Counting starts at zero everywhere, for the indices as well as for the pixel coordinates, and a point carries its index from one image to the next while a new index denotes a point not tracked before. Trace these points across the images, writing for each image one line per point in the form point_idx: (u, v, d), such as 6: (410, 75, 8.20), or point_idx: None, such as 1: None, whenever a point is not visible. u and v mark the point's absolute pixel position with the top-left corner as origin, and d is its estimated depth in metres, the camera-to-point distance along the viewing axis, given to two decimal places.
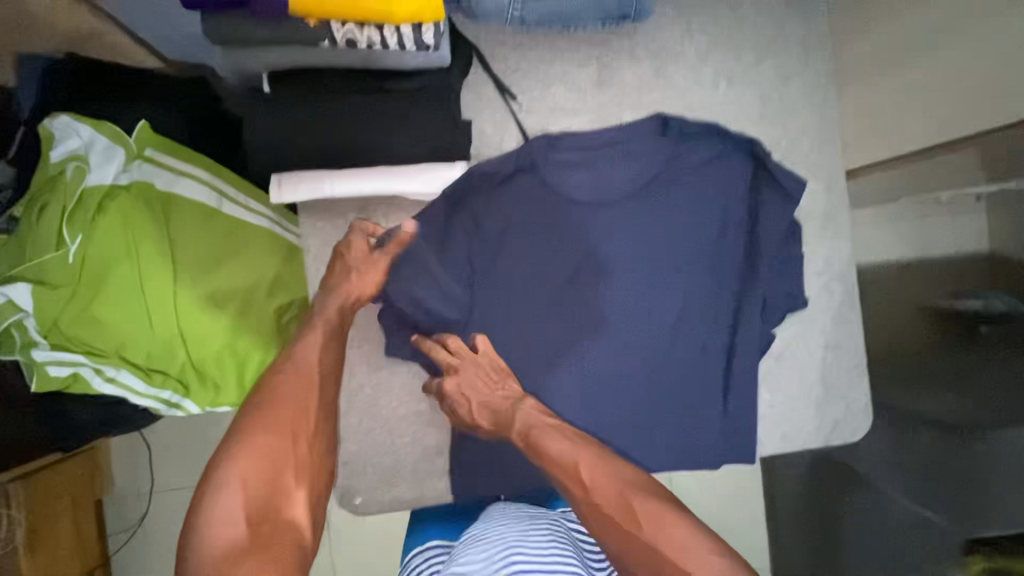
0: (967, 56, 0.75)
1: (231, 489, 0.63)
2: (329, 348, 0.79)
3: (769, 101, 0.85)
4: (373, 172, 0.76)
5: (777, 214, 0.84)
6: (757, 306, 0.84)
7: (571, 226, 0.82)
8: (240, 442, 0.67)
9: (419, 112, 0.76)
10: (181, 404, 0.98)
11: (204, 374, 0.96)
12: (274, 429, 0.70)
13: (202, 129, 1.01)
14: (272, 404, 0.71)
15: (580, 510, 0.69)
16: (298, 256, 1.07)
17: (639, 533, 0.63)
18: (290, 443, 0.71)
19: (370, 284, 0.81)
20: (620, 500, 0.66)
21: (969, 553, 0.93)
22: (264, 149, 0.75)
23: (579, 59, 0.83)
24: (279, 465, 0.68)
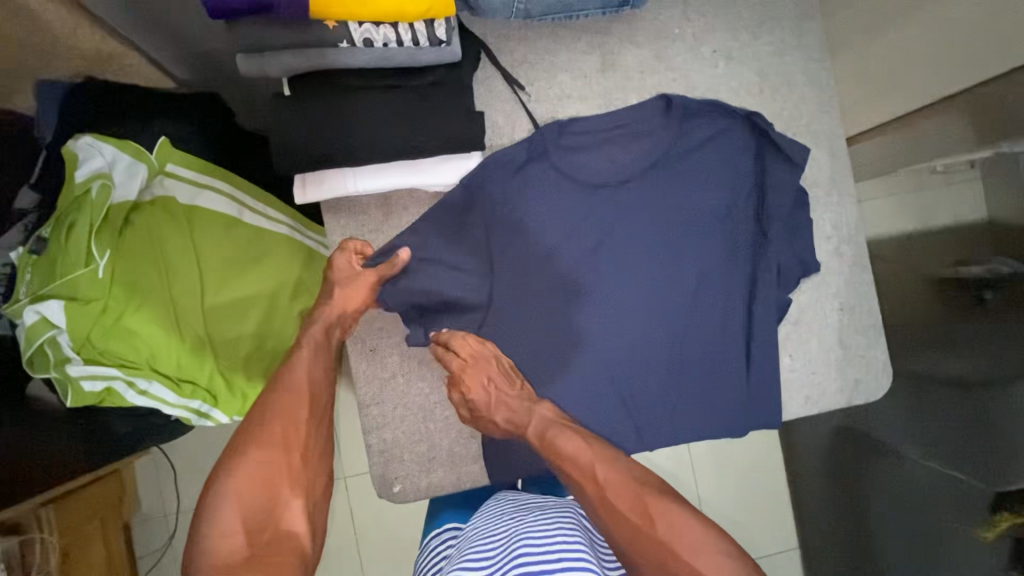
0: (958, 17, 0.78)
1: (229, 504, 0.68)
2: (315, 365, 0.82)
3: (767, 75, 0.88)
4: (391, 168, 0.81)
5: (785, 183, 0.86)
6: (772, 272, 0.86)
7: (588, 207, 0.86)
8: (235, 459, 0.72)
9: (434, 107, 0.79)
10: (210, 414, 0.98)
11: (234, 381, 0.97)
12: (265, 446, 0.73)
13: (219, 142, 1.04)
14: (264, 423, 0.75)
15: (591, 509, 0.72)
16: (321, 259, 1.07)
17: (654, 534, 0.65)
18: (284, 455, 0.74)
19: (358, 299, 0.82)
20: (633, 499, 0.69)
21: (997, 511, 0.94)
22: (288, 151, 0.78)
23: (583, 47, 0.87)
24: (274, 480, 0.71)
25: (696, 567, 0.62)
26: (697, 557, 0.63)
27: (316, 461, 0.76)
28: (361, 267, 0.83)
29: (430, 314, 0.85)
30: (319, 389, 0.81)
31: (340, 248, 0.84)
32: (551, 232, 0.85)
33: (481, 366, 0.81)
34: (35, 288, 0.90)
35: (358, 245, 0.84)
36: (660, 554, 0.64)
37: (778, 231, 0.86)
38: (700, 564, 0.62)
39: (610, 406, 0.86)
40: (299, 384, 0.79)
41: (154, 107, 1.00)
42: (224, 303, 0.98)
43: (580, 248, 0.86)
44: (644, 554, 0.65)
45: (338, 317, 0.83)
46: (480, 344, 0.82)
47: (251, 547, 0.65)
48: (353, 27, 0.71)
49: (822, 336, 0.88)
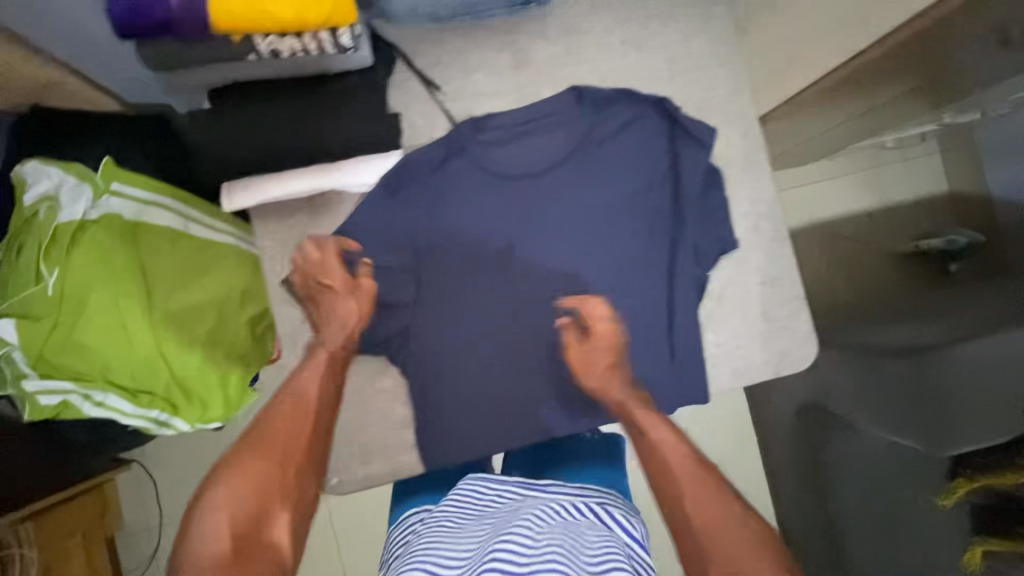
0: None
1: (218, 506, 0.64)
2: (328, 379, 0.81)
3: (677, 61, 0.91)
4: (315, 170, 0.83)
5: (696, 162, 0.89)
6: (689, 252, 0.88)
7: (509, 200, 0.89)
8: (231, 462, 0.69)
9: (350, 108, 0.84)
10: (170, 422, 1.05)
11: (189, 389, 1.03)
12: (265, 456, 0.70)
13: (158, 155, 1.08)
14: (266, 432, 0.73)
15: (663, 493, 0.67)
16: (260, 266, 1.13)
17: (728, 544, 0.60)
18: (279, 470, 0.70)
19: (361, 304, 0.84)
20: (709, 496, 0.64)
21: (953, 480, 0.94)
22: (215, 160, 0.83)
23: (495, 46, 0.90)
24: (264, 493, 0.67)
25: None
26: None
27: (309, 479, 0.72)
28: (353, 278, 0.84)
29: (357, 309, 0.86)
30: (323, 406, 0.79)
31: (338, 246, 0.85)
32: (475, 224, 0.88)
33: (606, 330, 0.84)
34: None
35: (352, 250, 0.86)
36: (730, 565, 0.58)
37: (694, 212, 0.88)
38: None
39: (540, 388, 0.89)
40: (307, 397, 0.78)
41: (99, 130, 1.04)
42: (176, 316, 1.01)
43: (504, 238, 0.89)
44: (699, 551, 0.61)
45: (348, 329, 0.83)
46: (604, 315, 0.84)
47: (235, 558, 0.60)
48: (257, 39, 0.73)
49: (746, 310, 0.91)
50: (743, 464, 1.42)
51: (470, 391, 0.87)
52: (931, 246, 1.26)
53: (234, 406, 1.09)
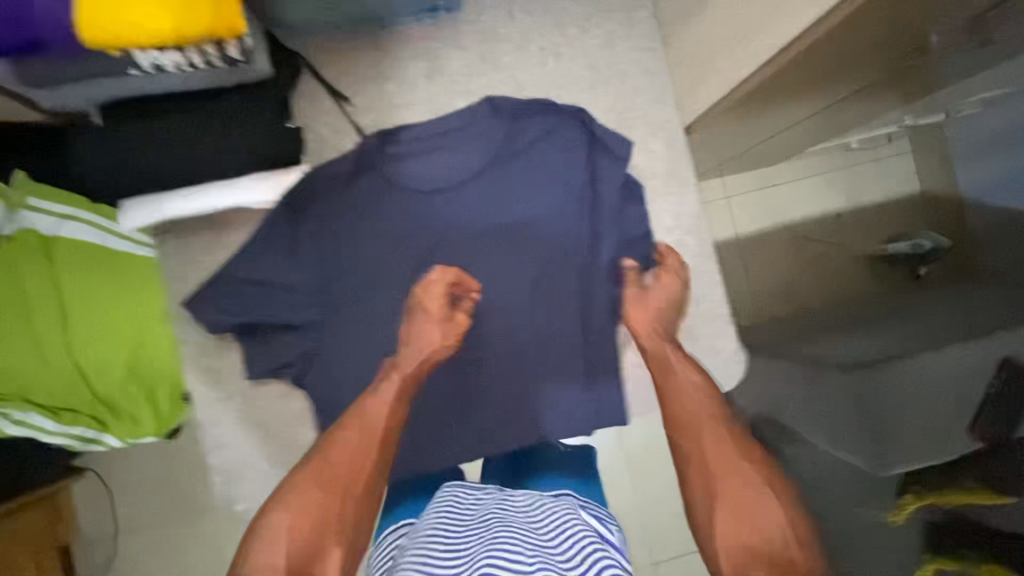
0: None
1: (278, 541, 0.64)
2: (400, 404, 0.79)
3: (597, 69, 0.88)
4: (211, 187, 0.81)
5: (613, 176, 0.87)
6: (606, 269, 0.88)
7: (419, 215, 0.86)
8: (288, 489, 0.71)
9: (247, 123, 0.80)
10: (100, 440, 0.89)
11: (118, 407, 0.88)
12: (328, 486, 0.70)
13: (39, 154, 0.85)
14: (339, 454, 0.73)
15: (685, 439, 0.78)
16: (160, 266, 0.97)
17: (732, 502, 0.69)
18: (338, 500, 0.69)
19: (440, 338, 0.83)
20: (724, 452, 0.74)
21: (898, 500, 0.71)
22: (107, 178, 0.79)
23: (407, 55, 0.87)
24: (316, 524, 0.66)
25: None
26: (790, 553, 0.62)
27: (366, 509, 0.70)
28: (450, 308, 0.85)
29: (261, 331, 0.84)
30: (392, 430, 0.77)
31: (436, 271, 0.86)
32: (382, 243, 0.85)
33: (664, 291, 0.88)
34: None
35: (465, 281, 0.86)
36: (738, 504, 0.68)
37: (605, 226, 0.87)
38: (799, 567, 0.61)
39: (452, 410, 0.86)
40: (371, 419, 0.76)
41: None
42: (97, 326, 0.86)
43: (414, 257, 0.86)
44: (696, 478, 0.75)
45: (422, 359, 0.82)
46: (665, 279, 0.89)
47: None
48: (136, 55, 0.69)
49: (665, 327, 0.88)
50: None
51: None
52: (896, 249, 1.15)
53: (169, 424, 0.94)
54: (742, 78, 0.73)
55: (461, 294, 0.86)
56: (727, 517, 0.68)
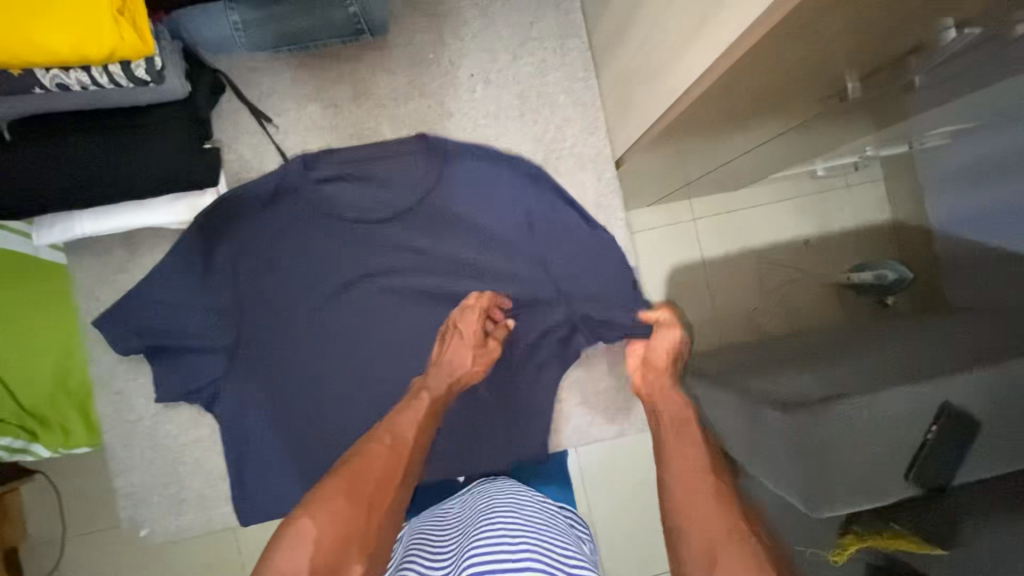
0: (651, 29, 0.68)
1: (303, 541, 0.58)
2: (426, 429, 0.76)
3: (527, 97, 0.87)
4: (119, 208, 0.80)
5: (540, 208, 0.85)
6: (529, 299, 0.87)
7: (341, 243, 0.84)
8: (314, 499, 0.63)
9: (157, 142, 0.77)
10: (30, 449, 0.93)
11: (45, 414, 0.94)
12: (353, 497, 0.64)
13: None
14: (370, 465, 0.68)
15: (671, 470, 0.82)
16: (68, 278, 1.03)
17: (729, 554, 0.65)
18: (364, 515, 0.63)
19: (474, 365, 0.82)
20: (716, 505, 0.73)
21: (845, 534, 0.83)
22: (6, 194, 0.76)
23: (334, 76, 0.86)
24: (347, 538, 0.60)
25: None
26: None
27: (389, 526, 0.65)
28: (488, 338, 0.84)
29: (171, 354, 0.82)
30: (419, 452, 0.74)
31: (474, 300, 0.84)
32: (301, 267, 0.84)
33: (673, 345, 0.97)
34: None
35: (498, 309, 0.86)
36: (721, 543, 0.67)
37: (530, 255, 0.86)
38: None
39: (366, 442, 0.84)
40: (404, 440, 0.73)
41: None
42: (16, 343, 0.91)
43: (334, 281, 0.84)
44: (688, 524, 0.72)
45: (455, 380, 0.81)
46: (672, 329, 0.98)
47: None
48: (37, 72, 0.67)
49: None
50: None
51: (290, 439, 0.83)
52: (862, 280, 1.11)
53: (100, 428, 1.03)
54: (664, 113, 0.72)
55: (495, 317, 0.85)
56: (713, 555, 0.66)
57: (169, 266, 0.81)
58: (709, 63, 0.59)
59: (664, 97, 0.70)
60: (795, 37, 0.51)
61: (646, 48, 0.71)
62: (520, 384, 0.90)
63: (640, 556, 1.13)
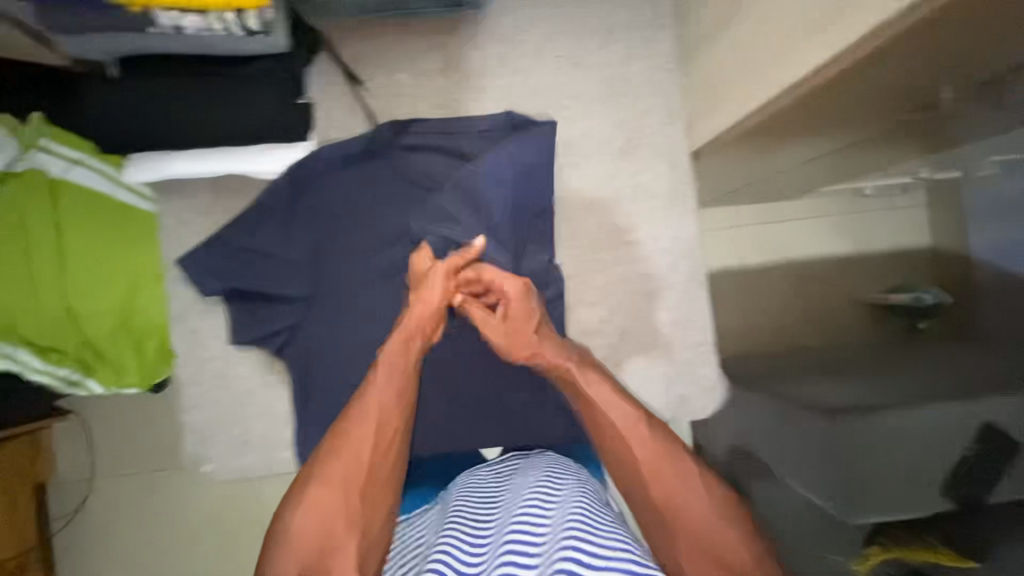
0: (755, 23, 0.69)
1: (289, 545, 0.59)
2: (394, 387, 0.70)
3: (612, 83, 0.88)
4: (214, 154, 0.82)
5: (613, 194, 0.88)
6: (595, 281, 0.88)
7: (416, 211, 0.86)
8: (298, 493, 0.63)
9: (257, 94, 0.80)
10: (82, 382, 1.03)
11: (102, 351, 1.04)
12: (324, 483, 0.63)
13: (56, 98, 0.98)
14: (337, 443, 0.65)
15: (611, 443, 0.68)
16: (153, 222, 1.12)
17: (691, 555, 0.60)
18: (344, 497, 0.62)
19: (434, 300, 0.76)
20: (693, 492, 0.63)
21: (869, 546, 0.83)
22: (116, 134, 0.81)
23: (426, 46, 0.88)
24: (330, 522, 0.60)
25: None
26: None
27: (379, 498, 0.64)
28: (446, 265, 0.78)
29: (250, 300, 0.86)
30: (396, 411, 0.69)
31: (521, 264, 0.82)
32: (377, 228, 0.86)
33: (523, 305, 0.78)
34: None
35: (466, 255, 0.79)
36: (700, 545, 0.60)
37: (600, 239, 0.88)
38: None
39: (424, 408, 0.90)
40: (373, 406, 0.68)
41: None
42: (81, 281, 1.00)
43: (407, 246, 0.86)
44: (656, 517, 0.63)
45: (418, 330, 0.75)
46: (509, 278, 0.78)
47: None
48: (157, 12, 0.70)
49: (646, 349, 0.88)
50: None
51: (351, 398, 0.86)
52: (899, 300, 1.13)
53: (152, 376, 1.11)
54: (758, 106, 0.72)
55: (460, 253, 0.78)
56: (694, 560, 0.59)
57: (256, 217, 0.85)
58: (821, 59, 0.59)
59: (763, 90, 0.70)
60: (908, 59, 0.53)
61: (744, 44, 0.72)
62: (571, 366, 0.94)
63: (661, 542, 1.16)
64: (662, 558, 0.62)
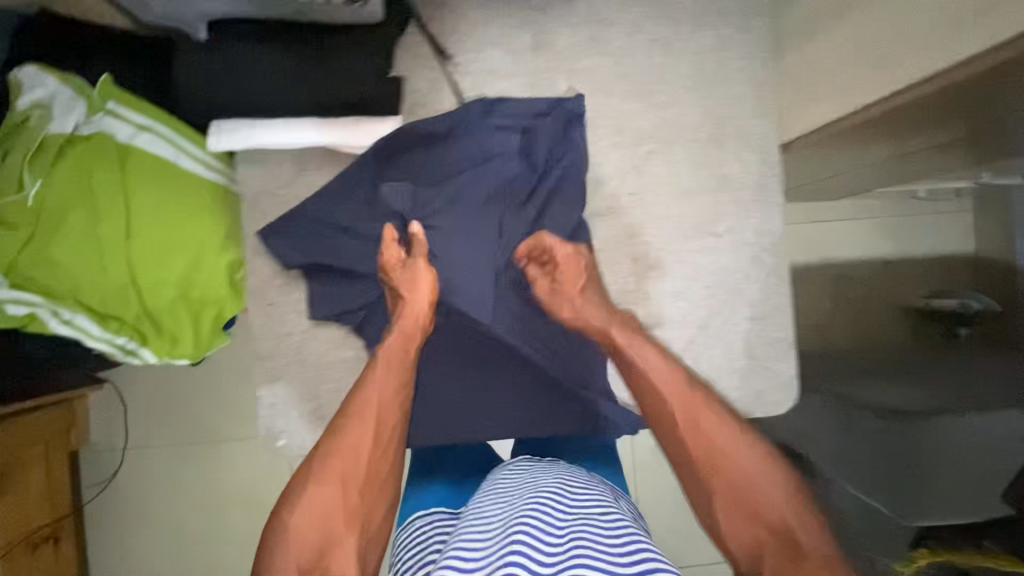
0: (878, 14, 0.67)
1: (291, 537, 0.69)
2: (390, 389, 0.80)
3: (705, 70, 0.87)
4: (303, 124, 0.79)
5: (700, 184, 0.87)
6: (677, 273, 0.87)
7: (499, 194, 0.83)
8: (305, 490, 0.73)
9: (352, 61, 0.80)
10: (137, 352, 1.04)
11: (160, 323, 1.03)
12: (324, 480, 0.73)
13: (146, 70, 1.01)
14: (338, 443, 0.76)
15: (654, 402, 0.79)
16: (231, 197, 1.08)
17: (734, 505, 0.70)
18: (343, 492, 0.73)
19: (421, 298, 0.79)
20: (727, 455, 0.73)
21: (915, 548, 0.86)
22: (206, 99, 0.79)
23: (516, 23, 0.86)
24: (330, 516, 0.71)
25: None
26: (796, 539, 0.66)
27: (377, 494, 0.75)
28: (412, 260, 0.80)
29: (333, 276, 0.86)
30: (388, 412, 0.79)
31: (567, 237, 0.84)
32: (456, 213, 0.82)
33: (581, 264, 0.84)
34: None
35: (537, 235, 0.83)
36: (733, 492, 0.71)
37: (683, 229, 0.87)
38: (810, 554, 0.65)
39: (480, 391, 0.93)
40: (369, 406, 0.79)
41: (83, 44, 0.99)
42: (146, 250, 0.98)
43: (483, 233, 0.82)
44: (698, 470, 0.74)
45: (416, 326, 0.81)
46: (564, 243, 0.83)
47: None
48: None
49: (725, 341, 0.87)
50: None
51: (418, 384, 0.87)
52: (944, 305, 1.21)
53: (208, 347, 1.09)
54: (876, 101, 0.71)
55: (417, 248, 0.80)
56: (725, 508, 0.71)
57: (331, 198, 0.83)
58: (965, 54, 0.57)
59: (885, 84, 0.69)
60: None
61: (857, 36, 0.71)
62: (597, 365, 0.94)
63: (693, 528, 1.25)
64: (704, 508, 0.73)
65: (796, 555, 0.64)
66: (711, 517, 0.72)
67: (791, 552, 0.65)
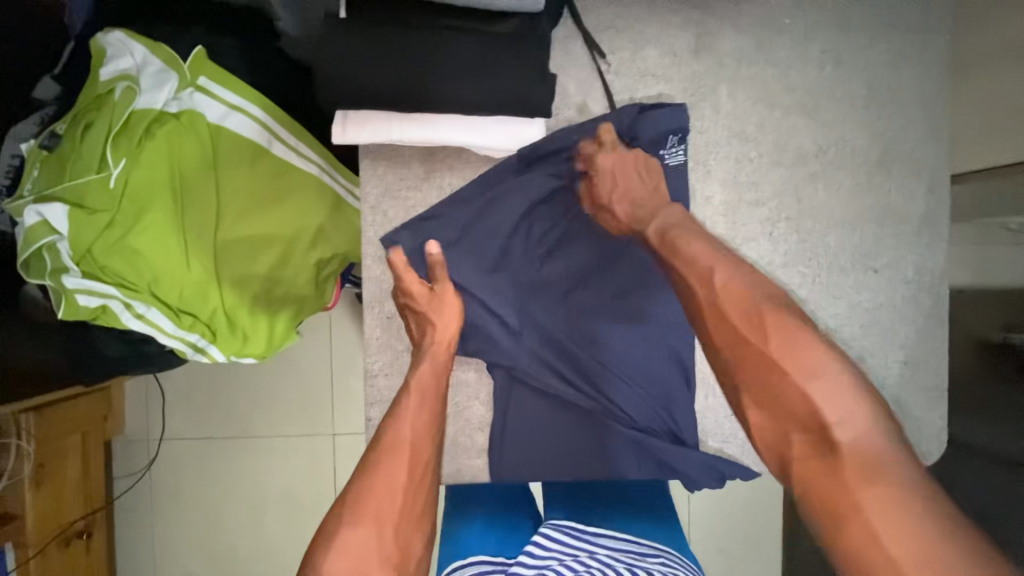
0: None
1: None
2: (425, 413, 0.75)
3: (876, 88, 0.80)
4: (445, 121, 0.73)
5: (860, 214, 0.81)
6: (831, 308, 0.81)
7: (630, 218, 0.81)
8: (337, 532, 0.65)
9: (507, 59, 0.70)
10: (206, 350, 0.93)
11: (236, 320, 0.91)
12: (359, 519, 0.66)
13: (243, 44, 0.91)
14: (369, 480, 0.69)
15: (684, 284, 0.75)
16: (345, 209, 1.00)
17: (779, 397, 0.66)
18: (378, 533, 0.66)
19: (448, 324, 0.78)
20: (762, 352, 0.68)
21: None
22: (336, 86, 0.70)
23: (677, 23, 0.79)
24: (365, 558, 0.64)
25: (865, 489, 0.58)
26: (834, 437, 0.62)
27: (411, 532, 0.69)
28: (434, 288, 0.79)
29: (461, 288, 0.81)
30: (420, 438, 0.73)
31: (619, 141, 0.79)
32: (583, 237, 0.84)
33: (623, 156, 0.79)
34: (43, 187, 0.87)
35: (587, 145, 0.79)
36: (763, 385, 0.68)
37: (839, 262, 0.81)
38: (851, 450, 0.61)
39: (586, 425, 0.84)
40: (402, 441, 0.72)
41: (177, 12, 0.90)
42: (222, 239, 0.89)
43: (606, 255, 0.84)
44: (735, 367, 0.70)
45: (444, 349, 0.78)
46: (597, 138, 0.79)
47: None
48: None
49: (876, 387, 0.80)
50: (765, 512, 1.41)
51: (539, 403, 0.84)
52: None
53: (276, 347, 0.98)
54: None
55: (439, 275, 0.79)
56: (757, 408, 0.68)
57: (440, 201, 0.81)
58: None
59: None
60: None
61: None
62: (648, 392, 0.84)
63: (739, 534, 1.41)
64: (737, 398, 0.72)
65: (829, 455, 0.61)
66: (743, 415, 0.71)
67: (826, 453, 0.62)
